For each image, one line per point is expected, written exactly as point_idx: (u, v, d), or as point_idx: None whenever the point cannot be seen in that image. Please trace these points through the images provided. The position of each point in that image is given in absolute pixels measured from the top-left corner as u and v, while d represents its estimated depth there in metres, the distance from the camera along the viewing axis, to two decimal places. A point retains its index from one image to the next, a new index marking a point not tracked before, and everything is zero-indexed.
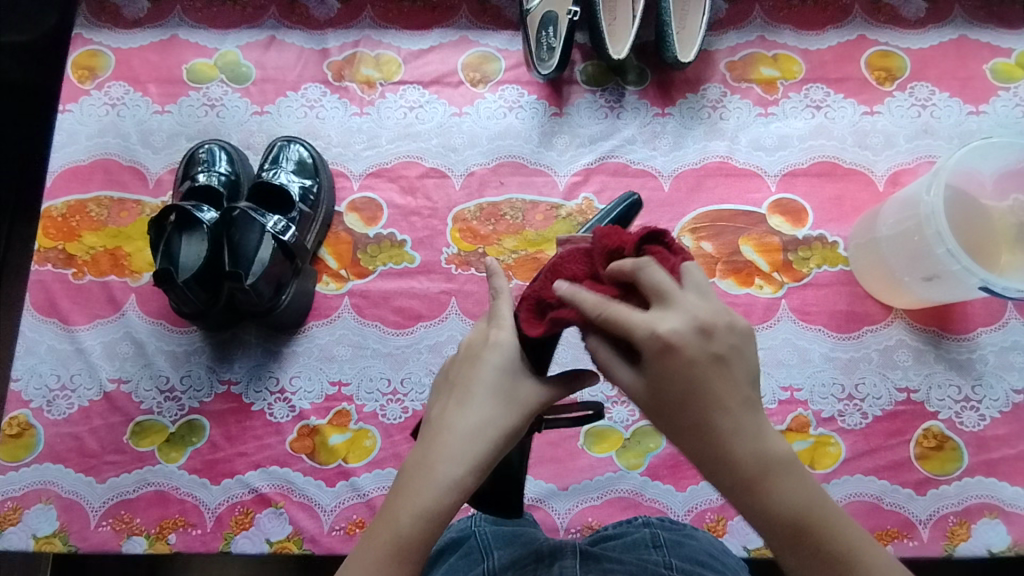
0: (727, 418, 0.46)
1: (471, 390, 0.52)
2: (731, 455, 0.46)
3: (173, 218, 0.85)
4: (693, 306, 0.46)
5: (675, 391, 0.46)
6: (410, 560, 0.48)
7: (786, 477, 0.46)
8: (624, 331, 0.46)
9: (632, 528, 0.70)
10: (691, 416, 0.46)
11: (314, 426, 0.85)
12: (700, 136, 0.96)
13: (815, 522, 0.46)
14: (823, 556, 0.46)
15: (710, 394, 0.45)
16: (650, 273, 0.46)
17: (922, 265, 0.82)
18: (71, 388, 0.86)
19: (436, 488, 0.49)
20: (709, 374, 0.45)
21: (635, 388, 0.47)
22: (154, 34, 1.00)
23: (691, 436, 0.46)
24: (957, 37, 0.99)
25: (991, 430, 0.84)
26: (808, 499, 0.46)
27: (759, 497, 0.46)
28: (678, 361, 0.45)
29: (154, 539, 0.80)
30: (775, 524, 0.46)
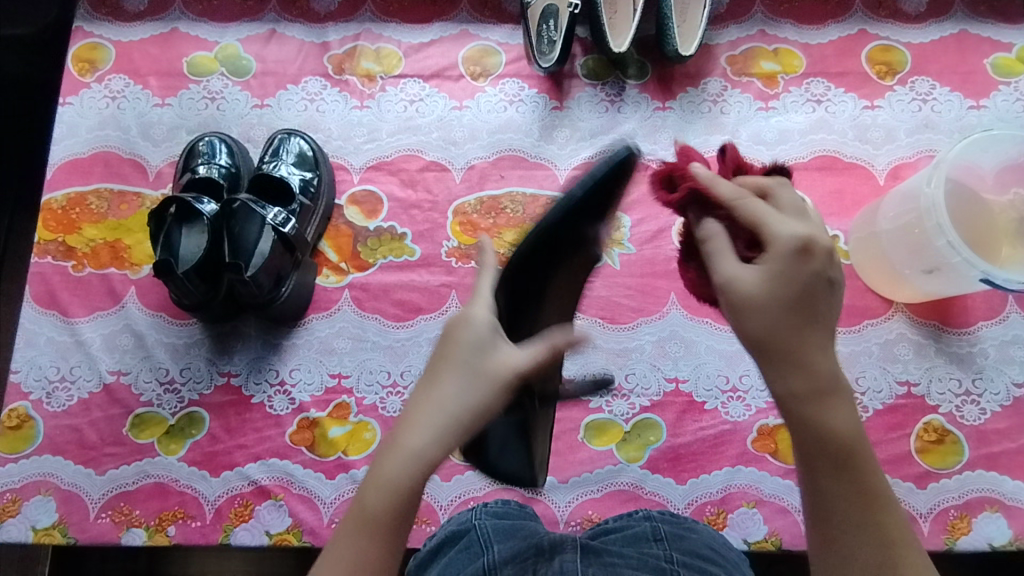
0: (816, 331, 0.50)
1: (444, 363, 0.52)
2: (812, 363, 0.50)
3: (173, 210, 0.85)
4: (819, 226, 0.52)
5: (795, 286, 0.49)
6: (378, 534, 0.48)
7: (843, 407, 0.50)
8: (760, 222, 0.51)
9: (634, 522, 0.69)
10: (795, 310, 0.50)
11: (314, 418, 0.84)
12: (701, 130, 0.96)
13: (858, 458, 0.49)
14: (859, 491, 0.49)
15: (816, 302, 0.50)
16: (782, 194, 0.54)
17: (922, 258, 0.81)
18: (71, 380, 0.86)
19: (404, 461, 0.49)
20: (820, 285, 0.50)
21: (741, 277, 0.51)
22: (154, 27, 1.00)
23: (782, 325, 0.50)
24: (957, 31, 0.99)
25: (992, 423, 0.83)
26: (862, 433, 0.50)
27: (815, 409, 0.49)
28: (807, 261, 0.50)
29: (154, 531, 0.80)
30: (826, 441, 0.49)
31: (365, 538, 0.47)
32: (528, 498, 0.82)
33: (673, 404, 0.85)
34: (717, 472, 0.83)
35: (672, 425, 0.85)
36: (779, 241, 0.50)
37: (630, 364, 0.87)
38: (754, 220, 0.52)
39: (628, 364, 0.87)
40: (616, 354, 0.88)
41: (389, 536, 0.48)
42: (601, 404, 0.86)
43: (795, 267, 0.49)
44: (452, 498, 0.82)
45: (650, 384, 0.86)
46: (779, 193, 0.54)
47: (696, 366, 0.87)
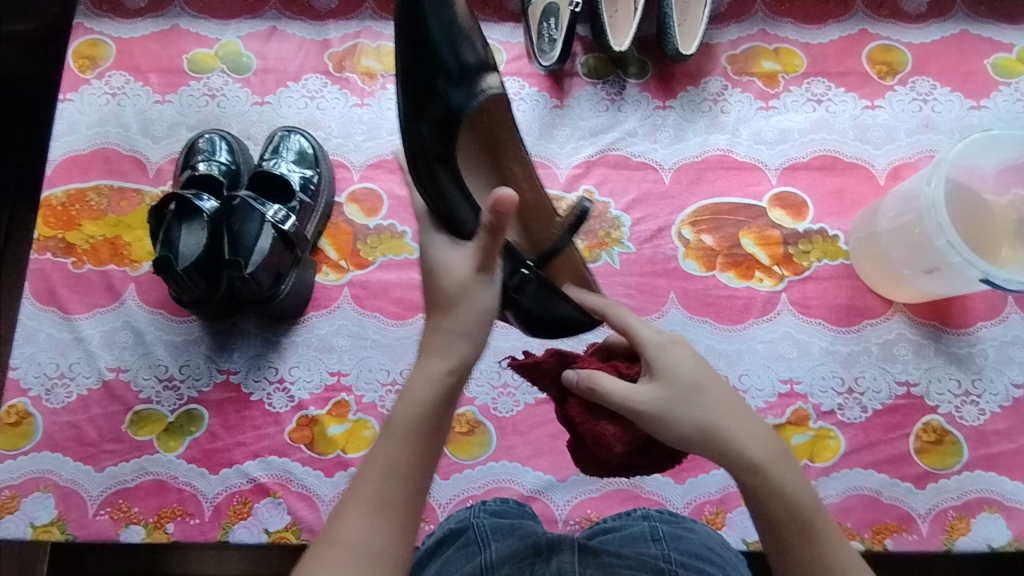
0: (731, 407, 0.55)
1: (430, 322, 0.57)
2: (750, 440, 0.54)
3: (172, 207, 0.85)
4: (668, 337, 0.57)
5: (686, 378, 0.54)
6: (413, 441, 0.51)
7: (791, 473, 0.54)
8: (629, 329, 0.57)
9: (632, 521, 0.70)
10: (698, 402, 0.53)
11: (313, 416, 0.84)
12: (701, 129, 0.96)
13: (820, 523, 0.53)
14: (823, 557, 0.51)
15: (711, 387, 0.55)
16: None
17: (922, 258, 0.81)
18: (70, 376, 0.86)
19: (410, 402, 0.53)
20: (705, 368, 0.56)
21: (637, 392, 0.53)
22: (155, 24, 1.00)
23: (704, 419, 0.53)
24: (958, 32, 0.99)
25: (991, 424, 0.83)
26: (812, 502, 0.53)
27: (768, 480, 0.53)
28: (680, 350, 0.56)
29: (152, 528, 0.80)
30: (789, 509, 0.52)
31: (387, 475, 0.51)
32: (527, 497, 0.82)
33: None
34: (716, 472, 0.83)
35: None
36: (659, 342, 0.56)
37: None
38: (626, 328, 0.57)
39: None
40: None
41: (409, 468, 0.51)
42: None
43: (681, 357, 0.55)
44: (451, 496, 0.82)
45: None
46: (615, 314, 0.58)
47: None
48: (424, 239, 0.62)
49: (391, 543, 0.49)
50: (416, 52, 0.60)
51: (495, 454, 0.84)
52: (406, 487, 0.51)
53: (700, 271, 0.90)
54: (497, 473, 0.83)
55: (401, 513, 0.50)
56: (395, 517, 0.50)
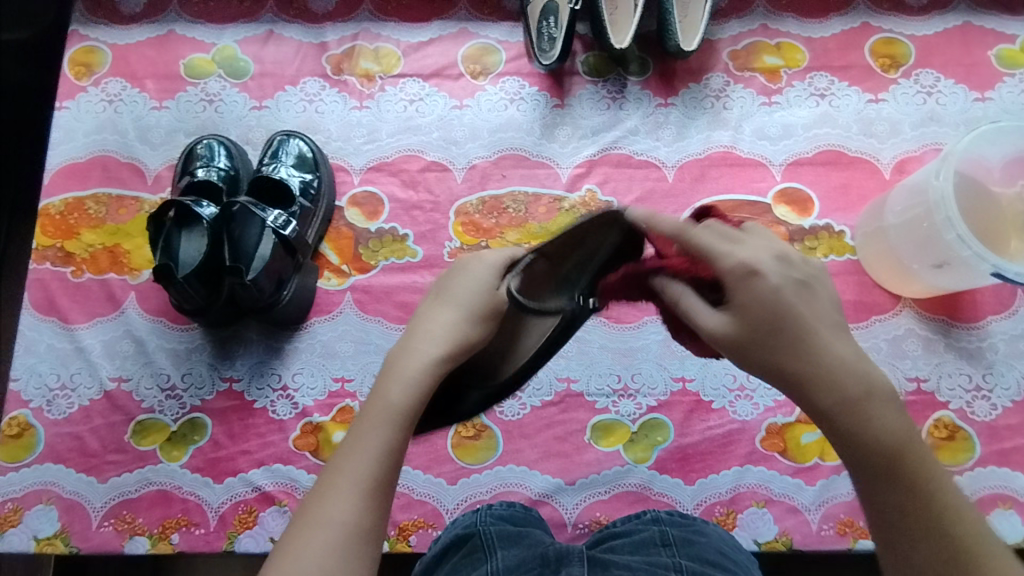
0: (819, 343, 0.52)
1: (425, 313, 0.60)
2: (837, 373, 0.51)
3: (172, 214, 0.84)
4: (757, 245, 0.55)
5: (765, 315, 0.52)
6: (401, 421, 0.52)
7: (886, 406, 0.51)
8: (711, 255, 0.54)
9: (642, 526, 0.69)
10: (777, 342, 0.52)
11: (317, 423, 0.84)
12: (704, 126, 0.95)
13: (911, 456, 0.50)
14: (913, 483, 0.49)
15: (796, 321, 0.52)
16: (714, 226, 0.57)
17: (931, 252, 0.80)
18: (71, 387, 0.85)
19: (402, 384, 0.54)
20: (795, 297, 0.53)
21: (717, 321, 0.54)
22: (151, 30, 0.99)
23: (780, 358, 0.52)
24: (960, 23, 0.98)
25: (1003, 419, 0.83)
26: (899, 428, 0.50)
27: (855, 420, 0.50)
28: (760, 284, 0.53)
29: (157, 539, 0.79)
30: (871, 450, 0.50)
31: (374, 454, 0.50)
32: (535, 502, 0.81)
33: (680, 404, 0.84)
34: (726, 472, 0.82)
35: (679, 424, 0.84)
36: (736, 277, 0.53)
37: (637, 364, 0.86)
38: (706, 256, 0.55)
39: (634, 364, 0.86)
40: (621, 354, 0.87)
41: (392, 446, 0.51)
42: (607, 405, 0.85)
43: (761, 291, 0.53)
44: (459, 501, 0.81)
45: (656, 383, 0.85)
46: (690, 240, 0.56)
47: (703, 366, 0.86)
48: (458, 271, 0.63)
49: (373, 528, 0.49)
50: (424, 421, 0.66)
51: (502, 458, 0.83)
52: (390, 471, 0.51)
53: None
54: (504, 477, 0.82)
55: (385, 497, 0.50)
56: (382, 501, 0.50)
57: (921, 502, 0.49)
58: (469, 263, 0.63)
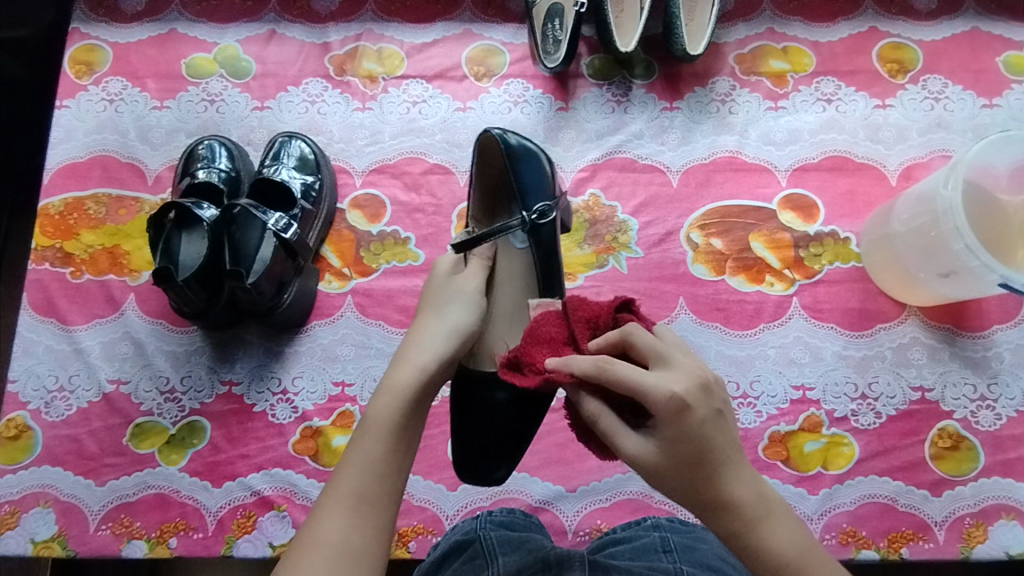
0: (731, 468, 0.48)
1: (416, 325, 0.62)
2: (738, 500, 0.47)
3: (172, 216, 0.84)
4: (686, 367, 0.49)
5: (690, 447, 0.47)
6: (392, 434, 0.53)
7: (783, 526, 0.48)
8: (638, 390, 0.47)
9: (643, 532, 0.68)
10: (703, 471, 0.47)
11: (317, 427, 0.83)
12: (710, 131, 0.94)
13: (815, 570, 0.47)
14: None
15: (715, 447, 0.47)
16: (637, 337, 0.51)
17: (938, 262, 0.80)
18: (70, 389, 0.85)
19: (392, 397, 0.54)
20: (714, 428, 0.48)
21: (642, 451, 0.48)
22: (152, 29, 0.98)
23: (694, 488, 0.47)
24: (969, 29, 0.97)
25: (1007, 429, 0.82)
26: (803, 542, 0.48)
27: (757, 543, 0.47)
28: (690, 419, 0.47)
29: (155, 543, 0.79)
30: (778, 571, 0.47)
31: (363, 471, 0.51)
32: (536, 508, 0.81)
33: None
34: None
35: None
36: (669, 410, 0.47)
37: None
38: (633, 391, 0.48)
39: None
40: None
41: (382, 462, 0.51)
42: None
43: (690, 425, 0.47)
44: (459, 507, 0.81)
45: None
46: (620, 364, 0.49)
47: None
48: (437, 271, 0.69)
49: (366, 542, 0.48)
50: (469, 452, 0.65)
51: None
52: (381, 486, 0.51)
53: (709, 275, 0.89)
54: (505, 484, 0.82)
55: (378, 512, 0.50)
56: (374, 517, 0.49)
57: None
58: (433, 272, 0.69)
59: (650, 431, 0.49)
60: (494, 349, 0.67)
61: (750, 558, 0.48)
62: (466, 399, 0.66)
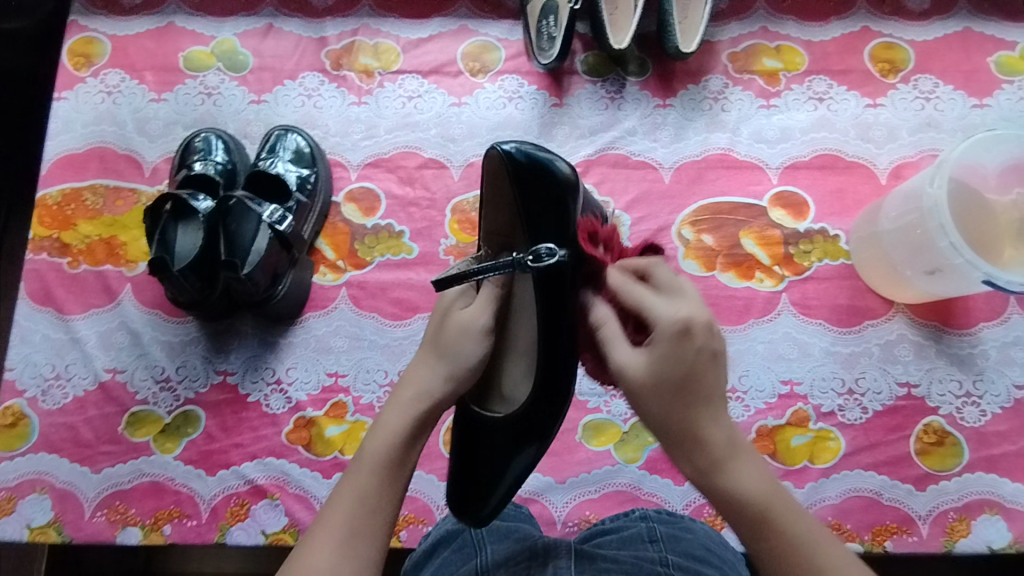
0: (708, 406, 0.52)
1: (415, 360, 0.63)
2: (709, 432, 0.52)
3: (169, 207, 0.85)
4: (694, 305, 0.55)
5: (679, 368, 0.52)
6: (381, 471, 0.54)
7: (745, 466, 0.51)
8: (642, 306, 0.56)
9: (630, 523, 0.69)
10: (686, 394, 0.52)
11: (310, 417, 0.84)
12: (702, 128, 0.95)
13: (777, 519, 0.49)
14: (780, 547, 0.49)
15: (699, 376, 0.52)
16: (656, 272, 0.59)
17: (924, 259, 0.81)
18: (66, 377, 0.86)
19: (385, 434, 0.56)
20: (699, 357, 0.53)
21: (631, 363, 0.54)
22: (150, 22, 0.99)
23: (671, 410, 0.52)
24: (961, 29, 0.98)
25: (992, 426, 0.83)
26: (770, 490, 0.51)
27: (721, 477, 0.51)
28: (683, 338, 0.53)
29: (149, 530, 0.80)
30: (739, 506, 0.50)
31: (356, 503, 0.53)
32: (526, 499, 0.82)
33: None
34: None
35: None
36: (670, 325, 0.54)
37: None
38: (639, 307, 0.56)
39: None
40: None
41: (373, 496, 0.53)
42: (599, 404, 0.85)
43: (682, 347, 0.53)
44: None
45: None
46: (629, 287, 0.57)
47: None
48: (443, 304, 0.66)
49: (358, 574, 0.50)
50: (463, 481, 0.63)
51: None
52: (375, 518, 0.53)
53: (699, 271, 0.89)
54: None
55: (368, 544, 0.52)
56: (364, 547, 0.52)
57: (794, 564, 0.48)
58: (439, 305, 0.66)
59: (645, 347, 0.55)
60: (505, 380, 0.67)
61: (713, 491, 0.51)
62: (468, 433, 0.65)
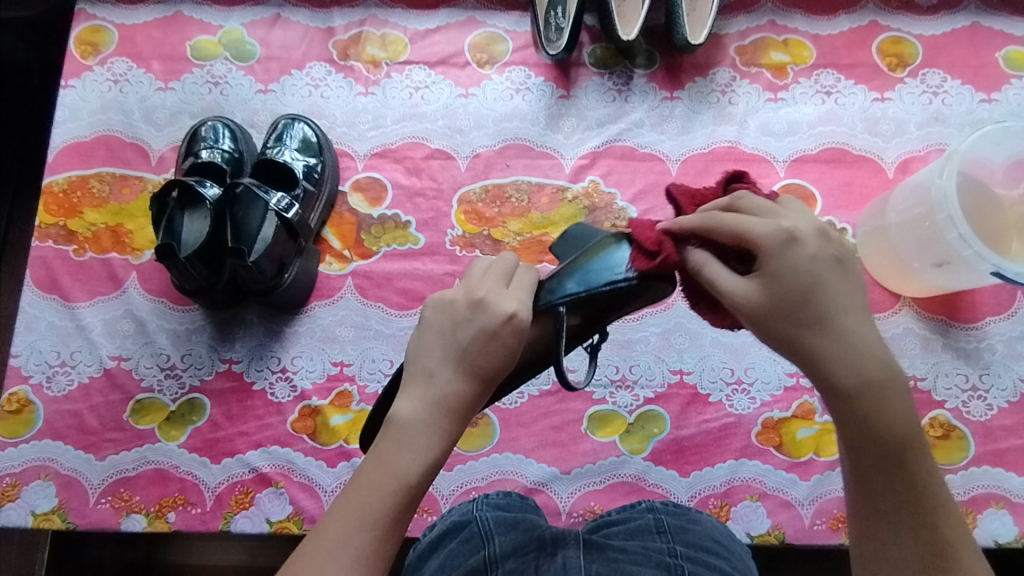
0: (849, 331, 0.51)
1: (450, 375, 0.53)
2: (868, 351, 0.50)
3: (174, 195, 0.85)
4: (795, 220, 0.54)
5: (799, 293, 0.51)
6: (406, 504, 0.50)
7: (897, 396, 0.50)
8: (742, 231, 0.53)
9: (637, 513, 0.69)
10: (801, 315, 0.51)
11: (315, 406, 0.84)
12: (709, 120, 0.95)
13: (913, 449, 0.50)
14: (909, 481, 0.50)
15: (829, 298, 0.51)
16: (746, 200, 0.56)
17: (933, 251, 0.80)
18: (71, 364, 0.86)
19: (415, 459, 0.51)
20: (829, 272, 0.51)
21: (743, 292, 0.52)
22: (158, 11, 0.99)
23: (810, 338, 0.51)
24: (970, 24, 0.98)
25: (998, 419, 0.83)
26: (909, 421, 0.50)
27: (870, 405, 0.50)
28: (798, 253, 0.51)
29: (153, 517, 0.80)
30: (881, 439, 0.50)
31: (371, 536, 0.48)
32: (531, 489, 0.82)
33: (677, 397, 0.85)
34: (721, 465, 0.82)
35: (676, 417, 0.84)
36: (772, 245, 0.52)
37: (636, 356, 0.87)
38: (738, 232, 0.53)
39: (633, 355, 0.87)
40: (620, 346, 0.87)
41: (390, 531, 0.49)
42: (604, 396, 0.85)
43: (798, 263, 0.51)
44: (454, 487, 0.81)
45: (654, 375, 0.86)
46: (725, 216, 0.54)
47: (700, 359, 0.86)
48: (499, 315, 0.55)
49: None
50: None
51: (498, 446, 0.83)
52: (387, 547, 0.49)
53: None
54: (500, 465, 0.82)
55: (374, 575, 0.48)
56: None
57: (917, 496, 0.50)
58: (500, 315, 0.55)
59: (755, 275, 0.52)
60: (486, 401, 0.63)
61: (855, 422, 0.50)
62: None
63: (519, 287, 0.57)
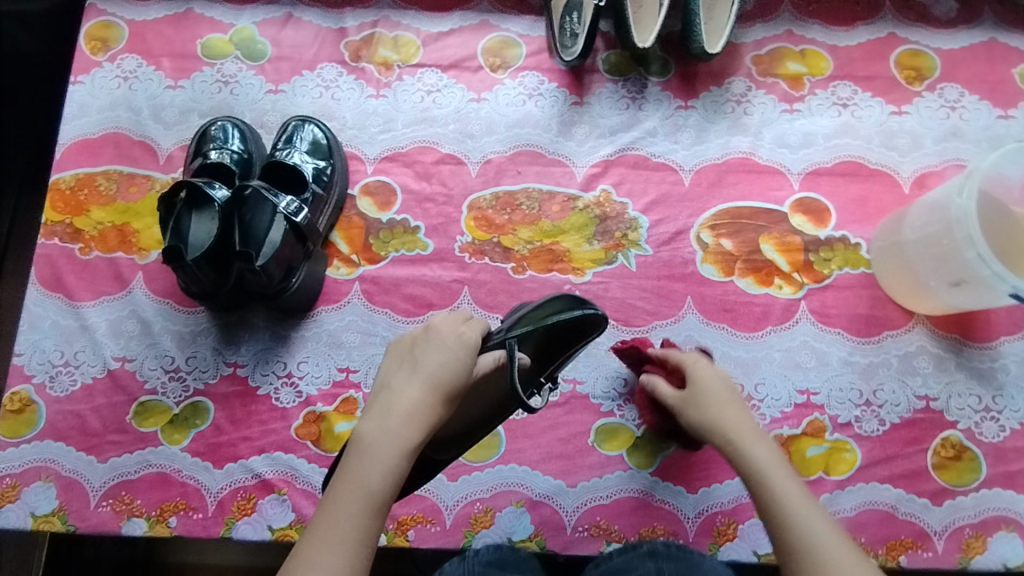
0: (730, 403, 0.72)
1: (406, 392, 0.60)
2: (740, 415, 0.71)
3: (183, 196, 0.83)
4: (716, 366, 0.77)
5: (699, 386, 0.74)
6: (373, 506, 0.54)
7: (766, 441, 0.69)
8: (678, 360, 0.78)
9: (639, 561, 0.69)
10: (701, 398, 0.73)
11: (320, 412, 0.83)
12: (723, 131, 0.94)
13: (787, 481, 0.64)
14: (787, 499, 0.62)
15: (717, 389, 0.74)
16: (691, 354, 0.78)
17: (949, 270, 0.79)
18: (75, 364, 0.85)
19: (378, 467, 0.55)
20: (717, 378, 0.75)
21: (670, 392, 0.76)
22: (168, 7, 0.98)
23: (704, 407, 0.73)
24: (988, 39, 0.97)
25: (1011, 441, 0.82)
26: (779, 461, 0.67)
27: (744, 443, 0.69)
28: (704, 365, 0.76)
29: (154, 521, 0.79)
30: (750, 465, 0.67)
31: (340, 541, 0.51)
32: (535, 502, 0.81)
33: None
34: (729, 482, 0.81)
35: None
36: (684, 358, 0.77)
37: None
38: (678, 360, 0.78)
39: None
40: None
41: (362, 534, 0.52)
42: (612, 408, 0.84)
43: (702, 369, 0.76)
44: (459, 498, 0.80)
45: None
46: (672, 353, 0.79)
47: None
48: (453, 341, 0.63)
49: None
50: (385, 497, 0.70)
51: (504, 457, 0.82)
52: (355, 552, 0.52)
53: (718, 276, 0.88)
54: (505, 476, 0.81)
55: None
56: None
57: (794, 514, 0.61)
58: (453, 340, 0.64)
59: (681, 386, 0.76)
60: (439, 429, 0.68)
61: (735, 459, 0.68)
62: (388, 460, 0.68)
63: (470, 325, 0.67)
